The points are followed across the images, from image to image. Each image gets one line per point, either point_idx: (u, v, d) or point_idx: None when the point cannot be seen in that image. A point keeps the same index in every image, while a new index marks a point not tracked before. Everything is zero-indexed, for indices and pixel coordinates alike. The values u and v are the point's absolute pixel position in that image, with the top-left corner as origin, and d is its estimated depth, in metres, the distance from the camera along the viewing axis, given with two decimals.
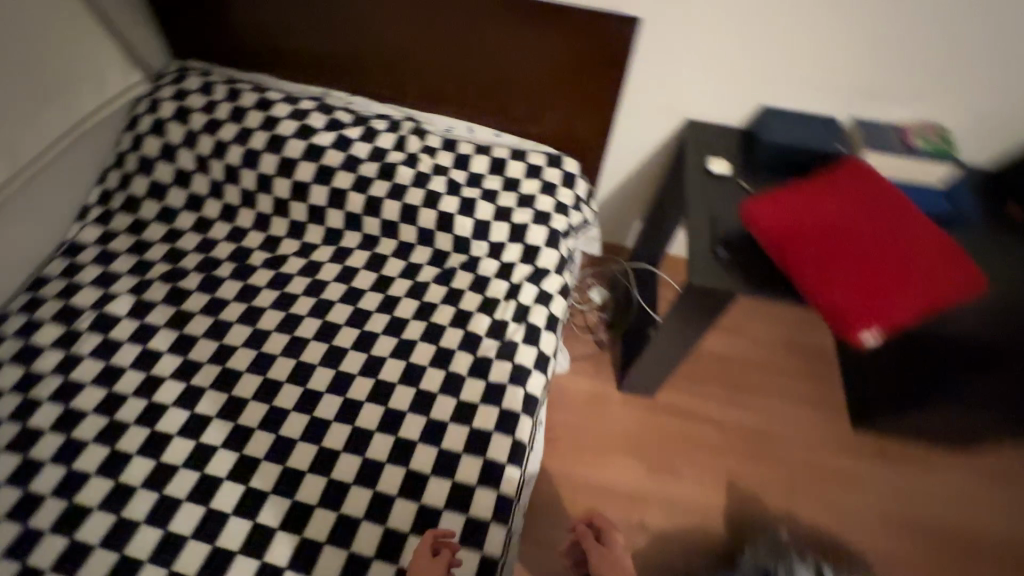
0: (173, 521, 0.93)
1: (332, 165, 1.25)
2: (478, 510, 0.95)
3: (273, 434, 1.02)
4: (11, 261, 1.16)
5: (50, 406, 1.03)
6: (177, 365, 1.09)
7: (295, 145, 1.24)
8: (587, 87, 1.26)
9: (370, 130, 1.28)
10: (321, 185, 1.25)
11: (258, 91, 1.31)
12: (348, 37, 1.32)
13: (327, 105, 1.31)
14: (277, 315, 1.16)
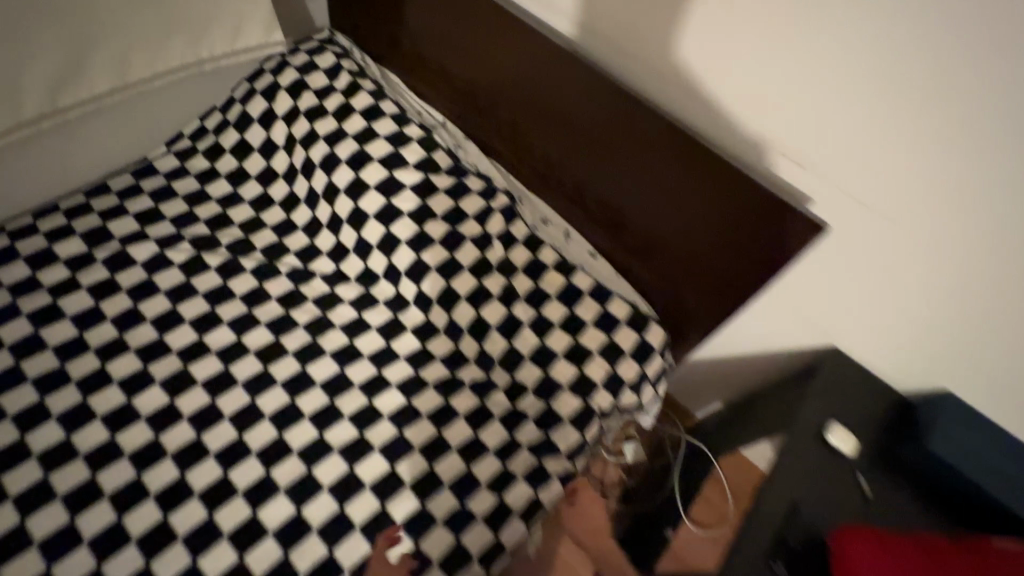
0: (32, 517, 0.83)
1: (404, 209, 1.10)
2: None
3: (177, 473, 0.90)
4: (83, 162, 1.13)
5: (21, 322, 0.99)
6: (148, 341, 1.02)
7: (376, 169, 1.11)
8: (721, 242, 0.98)
9: (458, 188, 1.12)
10: (382, 224, 1.10)
11: (376, 96, 1.18)
12: (488, 78, 1.15)
13: (433, 139, 1.16)
14: (266, 337, 1.05)
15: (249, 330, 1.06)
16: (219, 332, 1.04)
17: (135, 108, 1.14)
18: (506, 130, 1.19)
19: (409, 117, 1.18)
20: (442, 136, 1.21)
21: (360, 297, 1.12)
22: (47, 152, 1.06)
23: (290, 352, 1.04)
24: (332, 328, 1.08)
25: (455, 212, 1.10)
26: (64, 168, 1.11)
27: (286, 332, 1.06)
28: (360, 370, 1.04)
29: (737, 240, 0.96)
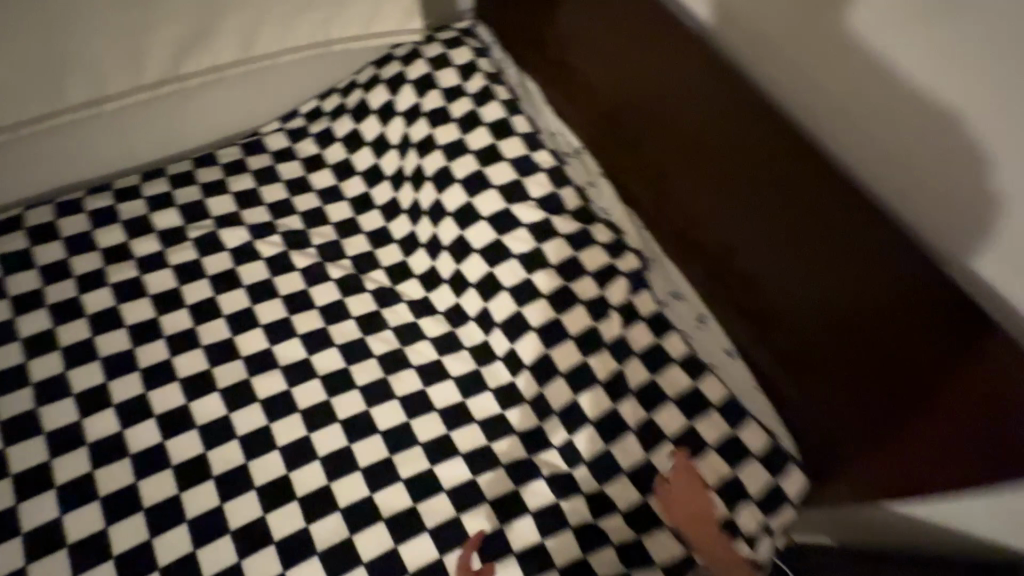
0: (70, 514, 0.78)
1: (514, 251, 0.94)
2: None
3: (217, 502, 0.82)
4: (193, 130, 1.06)
5: (105, 292, 0.95)
6: (219, 339, 0.94)
7: (492, 198, 0.96)
8: (915, 355, 0.71)
9: (583, 238, 0.93)
10: (486, 263, 0.95)
11: (509, 108, 1.01)
12: (641, 109, 0.97)
13: (564, 172, 0.98)
14: (337, 361, 0.95)
15: (320, 350, 0.95)
16: (289, 346, 0.95)
17: (253, 80, 1.04)
18: (646, 171, 0.98)
19: (541, 139, 1.00)
20: (572, 166, 1.02)
21: (444, 337, 0.98)
22: (163, 118, 1.01)
23: (358, 386, 0.93)
24: (408, 368, 0.95)
25: (573, 266, 0.92)
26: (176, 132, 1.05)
27: (358, 362, 0.95)
28: (428, 427, 0.91)
29: (944, 360, 0.69)
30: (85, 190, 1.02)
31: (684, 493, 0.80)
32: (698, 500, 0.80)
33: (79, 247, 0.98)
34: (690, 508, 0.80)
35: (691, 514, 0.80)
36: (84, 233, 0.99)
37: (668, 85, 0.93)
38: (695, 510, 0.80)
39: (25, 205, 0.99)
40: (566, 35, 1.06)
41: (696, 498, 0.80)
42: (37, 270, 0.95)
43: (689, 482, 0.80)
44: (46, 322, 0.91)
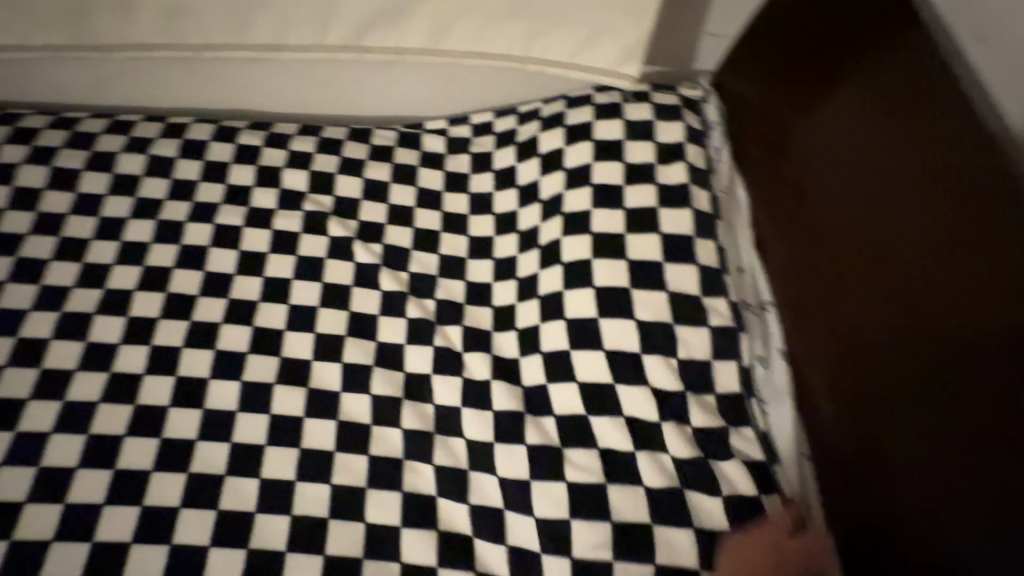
0: (60, 434, 0.75)
1: (624, 410, 0.73)
2: None
3: (174, 500, 0.72)
4: (363, 101, 1.01)
5: (207, 227, 0.91)
6: (272, 325, 0.84)
7: (628, 330, 0.74)
8: None
9: (731, 449, 0.69)
10: (581, 405, 0.74)
11: (699, 228, 0.78)
12: (848, 257, 0.68)
13: (739, 342, 0.73)
14: (363, 412, 0.79)
15: (354, 392, 0.80)
16: (327, 368, 0.81)
17: (434, 73, 0.96)
18: (845, 333, 0.66)
19: (727, 283, 0.76)
20: (750, 329, 0.75)
21: (485, 446, 0.76)
22: (338, 79, 0.97)
23: (368, 455, 0.76)
24: (428, 466, 0.76)
25: (698, 474, 0.68)
26: (346, 98, 1.01)
27: (382, 426, 0.78)
28: (416, 552, 0.70)
29: None
30: (248, 122, 1.02)
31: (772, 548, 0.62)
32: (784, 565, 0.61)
33: (213, 174, 0.96)
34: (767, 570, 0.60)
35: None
36: (220, 162, 0.97)
37: (949, 231, 0.58)
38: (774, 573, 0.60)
39: (194, 119, 1.01)
40: (812, 124, 0.77)
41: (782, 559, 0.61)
42: (169, 180, 0.95)
43: (790, 547, 0.61)
44: (146, 235, 0.90)
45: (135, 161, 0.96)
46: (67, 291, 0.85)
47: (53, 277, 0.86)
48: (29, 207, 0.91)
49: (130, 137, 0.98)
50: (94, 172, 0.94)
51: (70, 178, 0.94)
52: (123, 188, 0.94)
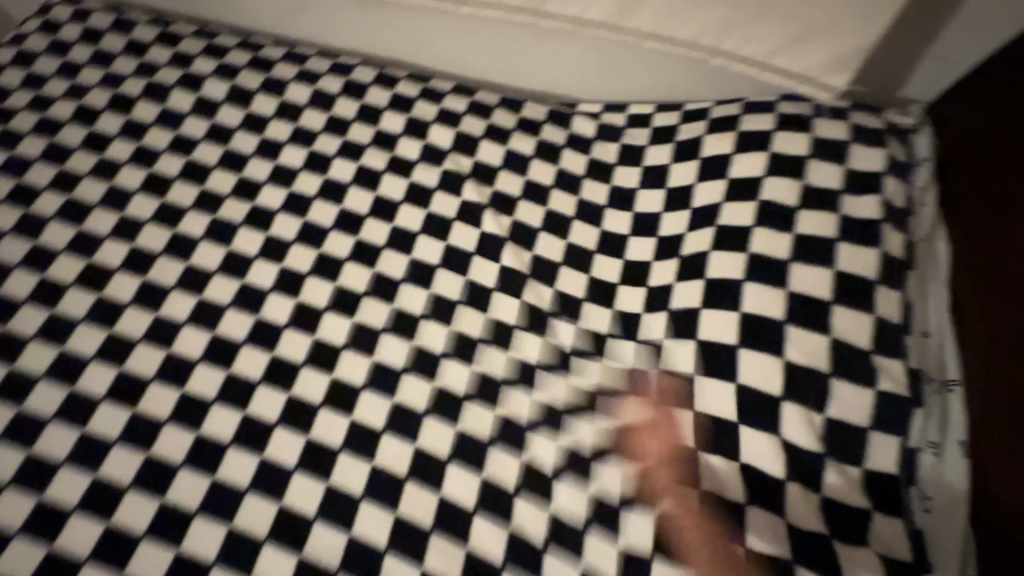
0: (186, 325, 0.80)
1: (743, 456, 0.64)
2: None
3: (271, 415, 0.74)
4: (520, 69, 1.00)
5: (351, 167, 0.94)
6: (390, 273, 0.85)
7: (773, 368, 0.65)
8: None
9: (864, 533, 0.59)
10: (696, 438, 0.67)
11: (882, 275, 0.67)
12: None
13: (910, 414, 0.61)
14: (460, 380, 0.77)
15: (456, 360, 0.78)
16: (434, 330, 0.80)
17: (601, 54, 0.91)
18: None
19: (907, 343, 0.64)
20: (927, 402, 0.63)
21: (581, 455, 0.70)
22: (502, 43, 0.96)
23: (457, 426, 0.73)
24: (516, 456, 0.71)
25: (815, 545, 0.59)
26: (506, 64, 1.00)
27: (478, 401, 0.75)
28: (484, 541, 0.67)
29: None
30: (407, 73, 1.04)
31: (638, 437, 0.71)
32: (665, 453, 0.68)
33: (366, 116, 0.98)
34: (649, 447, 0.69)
35: (653, 455, 0.68)
36: (377, 106, 0.99)
37: None
38: (654, 446, 0.69)
39: (360, 62, 1.05)
40: None
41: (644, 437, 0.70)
42: (326, 115, 0.98)
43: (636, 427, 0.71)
44: (299, 161, 0.94)
45: (302, 91, 1.01)
46: (222, 197, 0.90)
47: (211, 183, 0.92)
48: (208, 115, 0.98)
49: (302, 68, 1.03)
50: (266, 94, 1.00)
51: (245, 95, 1.00)
52: (286, 114, 0.99)
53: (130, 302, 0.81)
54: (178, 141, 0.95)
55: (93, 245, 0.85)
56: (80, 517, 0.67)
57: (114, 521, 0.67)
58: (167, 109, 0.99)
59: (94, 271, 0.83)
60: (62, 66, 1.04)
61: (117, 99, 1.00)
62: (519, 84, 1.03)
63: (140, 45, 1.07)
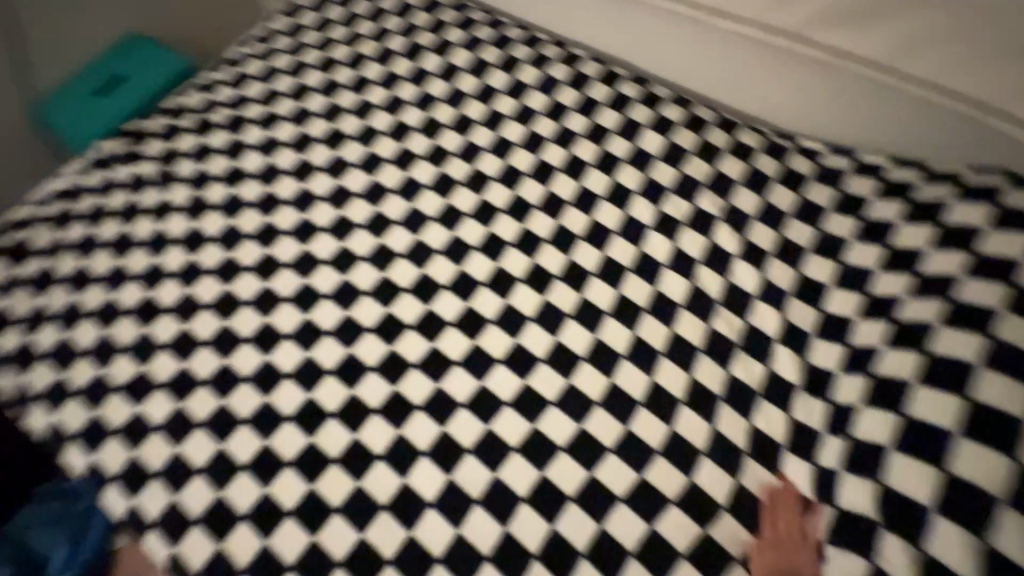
0: (404, 260, 0.97)
1: (929, 547, 0.61)
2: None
3: (461, 354, 0.89)
4: (741, 93, 1.02)
5: (563, 154, 1.03)
6: (579, 261, 0.94)
7: (985, 461, 0.61)
8: None
9: None
10: (880, 512, 0.65)
11: None
12: None
13: None
14: (625, 377, 0.85)
15: (627, 360, 0.86)
16: (610, 326, 0.89)
17: (839, 92, 0.91)
18: None
19: None
20: None
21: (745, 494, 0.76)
22: (732, 64, 1.00)
23: (614, 419, 0.82)
24: (679, 470, 0.78)
25: None
26: (729, 86, 1.03)
27: (642, 405, 0.83)
28: (621, 528, 0.76)
29: None
30: (631, 74, 1.10)
31: (776, 527, 0.73)
32: (797, 547, 0.71)
33: (588, 110, 1.06)
34: (777, 541, 0.72)
35: (774, 552, 0.71)
36: (599, 102, 1.07)
37: None
38: (783, 546, 0.71)
39: (591, 56, 1.13)
40: None
41: (784, 533, 0.72)
42: (551, 100, 1.08)
43: (777, 519, 0.73)
44: (519, 138, 1.05)
45: (533, 75, 1.11)
46: (449, 155, 1.05)
47: (444, 144, 1.07)
48: (449, 78, 1.14)
49: (539, 53, 1.14)
50: (503, 72, 1.12)
51: (485, 69, 1.13)
52: (518, 92, 1.10)
53: (365, 226, 1.00)
54: (424, 98, 1.12)
55: (346, 172, 1.06)
56: (301, 383, 0.87)
57: (314, 397, 0.86)
58: (423, 68, 1.16)
59: (343, 194, 1.04)
60: (346, 14, 1.27)
61: (382, 51, 1.19)
62: (733, 110, 1.05)
63: (405, 6, 1.25)
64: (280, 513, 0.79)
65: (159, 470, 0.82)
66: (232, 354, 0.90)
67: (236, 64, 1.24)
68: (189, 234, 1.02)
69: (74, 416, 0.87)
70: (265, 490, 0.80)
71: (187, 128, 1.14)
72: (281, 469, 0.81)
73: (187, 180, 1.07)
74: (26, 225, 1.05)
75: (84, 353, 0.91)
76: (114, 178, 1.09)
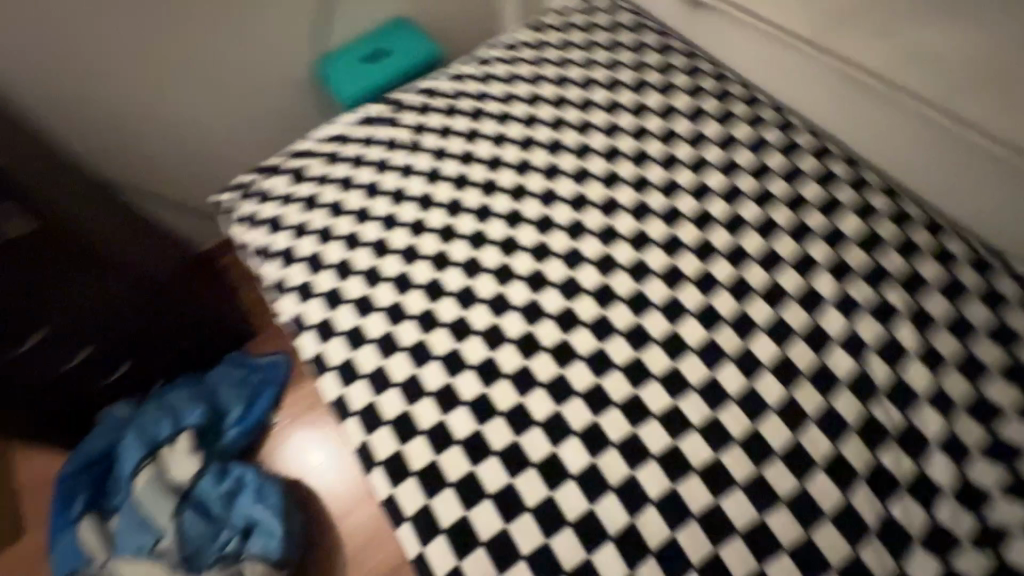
0: (589, 264, 1.10)
1: None
2: (413, 480, 0.94)
3: (618, 359, 1.00)
4: (956, 196, 1.09)
5: (759, 214, 1.11)
6: (750, 312, 1.01)
7: None
8: None
9: None
10: None
11: None
12: None
13: None
14: (769, 429, 0.91)
15: (774, 414, 0.92)
16: (766, 379, 0.95)
17: None
18: None
19: None
20: None
21: (859, 567, 0.81)
22: (960, 172, 1.06)
23: (751, 460, 0.90)
24: (799, 524, 0.84)
25: None
26: (946, 187, 1.10)
27: (780, 458, 0.89)
28: (733, 555, 0.83)
29: None
30: (845, 156, 1.18)
31: None
32: None
33: (794, 181, 1.14)
34: None
35: None
36: (803, 171, 1.15)
37: None
38: None
39: (807, 132, 1.22)
40: None
41: None
42: (761, 162, 1.18)
43: None
44: (719, 188, 1.16)
45: (748, 136, 1.21)
46: (652, 187, 1.18)
47: (649, 177, 1.19)
48: (667, 119, 1.26)
49: (760, 117, 1.24)
50: (719, 125, 1.24)
51: (703, 120, 1.25)
52: (729, 148, 1.20)
53: (564, 227, 1.15)
54: (639, 130, 1.26)
55: (557, 177, 1.21)
56: (484, 341, 1.04)
57: (497, 356, 1.02)
58: (645, 105, 1.29)
59: (551, 194, 1.19)
60: (586, 42, 1.44)
61: (612, 80, 1.35)
62: (938, 205, 1.13)
63: (640, 45, 1.41)
64: (448, 441, 0.96)
65: (366, 373, 1.04)
66: (435, 301, 1.09)
67: (485, 63, 1.45)
68: (421, 194, 1.22)
69: (315, 311, 1.13)
70: (441, 417, 0.98)
71: (436, 109, 1.37)
72: (454, 405, 0.99)
73: (428, 151, 1.29)
74: (305, 155, 1.34)
75: (328, 267, 1.16)
76: (373, 134, 1.34)
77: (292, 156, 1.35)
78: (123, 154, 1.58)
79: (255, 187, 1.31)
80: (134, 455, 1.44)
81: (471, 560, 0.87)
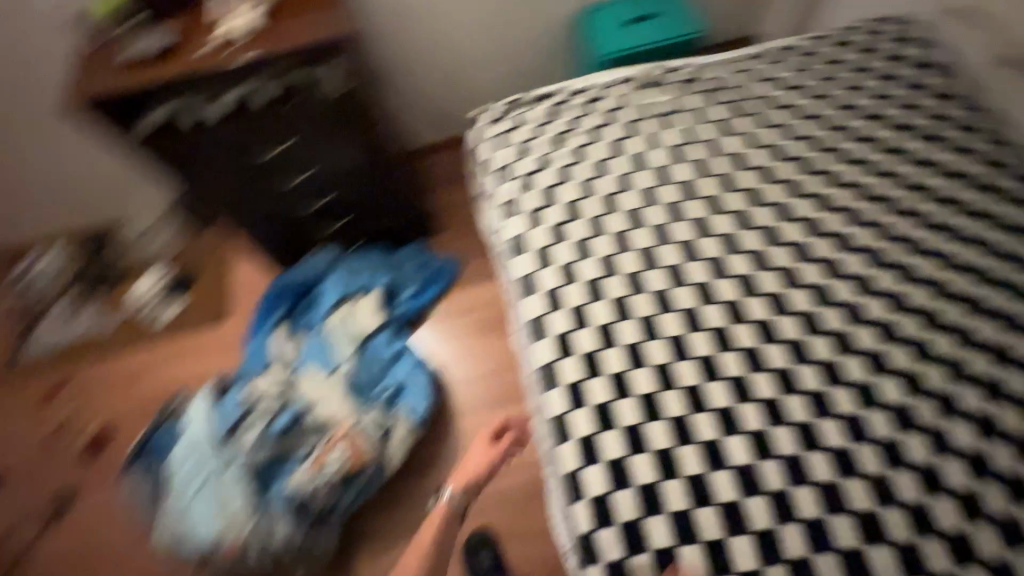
0: (806, 288, 1.11)
1: None
2: (585, 411, 1.07)
3: (806, 385, 1.03)
4: None
5: (1011, 304, 1.04)
6: (963, 395, 0.98)
7: None
8: None
9: None
10: None
11: None
12: None
13: None
14: (943, 509, 0.91)
15: (954, 499, 0.92)
16: (957, 464, 0.94)
17: None
18: None
19: None
20: None
21: None
22: None
23: (914, 529, 0.90)
24: None
25: None
26: None
27: (944, 539, 0.89)
28: None
29: None
30: None
31: None
32: None
33: None
34: None
35: None
36: None
37: None
38: None
39: None
40: None
41: None
42: None
43: None
44: (973, 262, 1.09)
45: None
46: (897, 235, 1.13)
47: (899, 224, 1.14)
48: (938, 173, 1.19)
49: None
50: (995, 197, 1.15)
51: (981, 187, 1.17)
52: (1000, 225, 1.12)
53: (791, 244, 1.16)
54: (902, 174, 1.20)
55: (799, 193, 1.21)
56: (680, 321, 1.12)
57: (689, 338, 1.10)
58: (919, 151, 1.23)
59: (786, 208, 1.20)
60: (870, 68, 1.38)
61: (888, 113, 1.29)
62: None
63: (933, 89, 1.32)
64: (624, 393, 1.07)
65: (566, 307, 1.16)
66: (645, 269, 1.18)
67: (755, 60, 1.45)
68: (659, 167, 1.29)
69: (537, 238, 1.25)
70: (623, 369, 1.09)
71: (694, 89, 1.40)
72: (637, 364, 1.09)
73: (677, 129, 1.34)
74: (560, 97, 1.45)
75: (557, 203, 1.28)
76: (628, 96, 1.41)
77: (550, 94, 1.47)
78: (399, 49, 1.78)
79: (513, 112, 1.46)
80: (334, 293, 1.75)
81: (616, 496, 0.99)
